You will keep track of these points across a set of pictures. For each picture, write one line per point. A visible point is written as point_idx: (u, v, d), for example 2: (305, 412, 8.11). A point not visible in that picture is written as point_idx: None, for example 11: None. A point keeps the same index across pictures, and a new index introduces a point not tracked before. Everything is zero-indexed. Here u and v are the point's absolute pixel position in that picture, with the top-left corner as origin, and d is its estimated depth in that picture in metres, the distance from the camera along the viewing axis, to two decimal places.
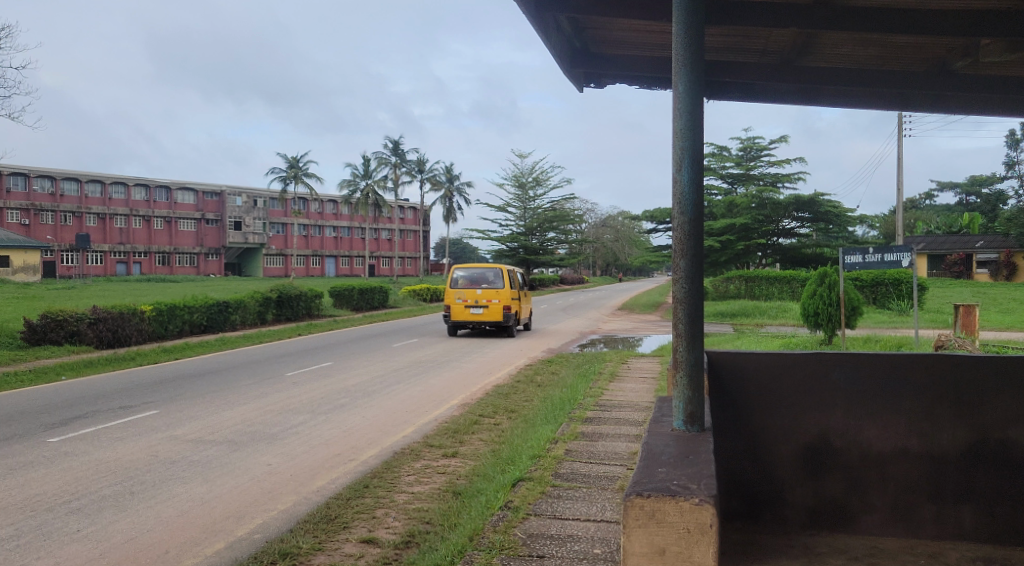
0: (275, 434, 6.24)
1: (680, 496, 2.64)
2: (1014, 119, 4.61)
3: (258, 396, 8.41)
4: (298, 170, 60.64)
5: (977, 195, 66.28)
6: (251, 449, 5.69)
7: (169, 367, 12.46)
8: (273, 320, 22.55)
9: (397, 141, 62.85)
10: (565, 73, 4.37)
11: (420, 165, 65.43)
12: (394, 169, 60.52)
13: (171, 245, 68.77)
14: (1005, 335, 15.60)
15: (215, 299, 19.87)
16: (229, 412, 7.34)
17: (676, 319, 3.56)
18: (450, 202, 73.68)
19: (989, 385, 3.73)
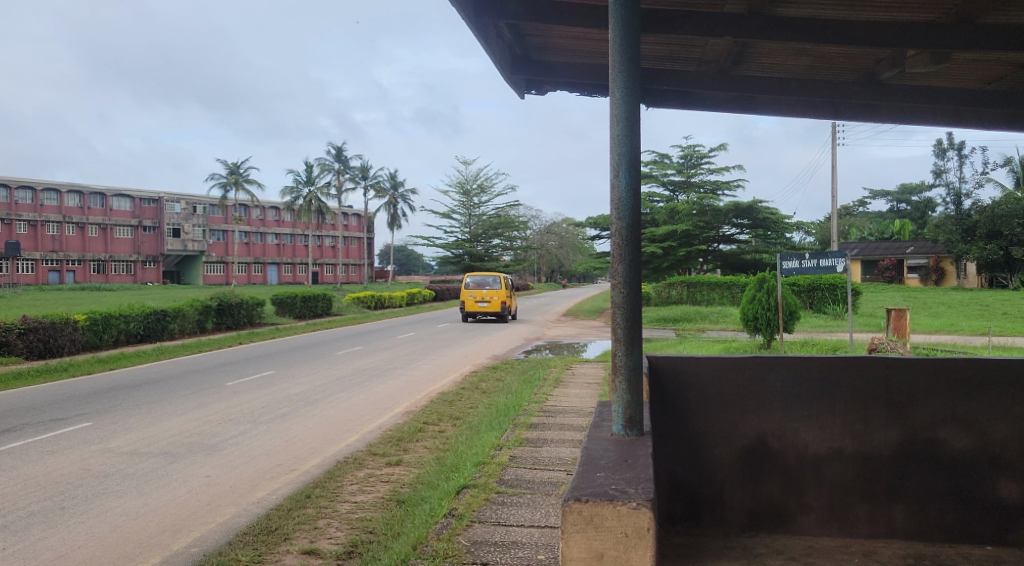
0: (215, 445, 6.10)
1: (618, 501, 2.66)
2: (939, 128, 4.70)
3: (199, 406, 8.23)
4: (238, 176, 59.53)
5: (906, 203, 68.27)
6: (189, 461, 5.56)
7: (103, 378, 12.10)
8: (213, 328, 22.07)
9: (338, 147, 61.65)
10: (505, 81, 4.32)
11: (365, 171, 64.86)
12: (337, 177, 59.72)
13: (107, 253, 66.58)
14: (933, 338, 16.20)
15: (153, 308, 19.39)
16: (167, 423, 7.18)
17: (614, 323, 3.58)
18: (394, 209, 73.34)
19: (919, 386, 3.83)
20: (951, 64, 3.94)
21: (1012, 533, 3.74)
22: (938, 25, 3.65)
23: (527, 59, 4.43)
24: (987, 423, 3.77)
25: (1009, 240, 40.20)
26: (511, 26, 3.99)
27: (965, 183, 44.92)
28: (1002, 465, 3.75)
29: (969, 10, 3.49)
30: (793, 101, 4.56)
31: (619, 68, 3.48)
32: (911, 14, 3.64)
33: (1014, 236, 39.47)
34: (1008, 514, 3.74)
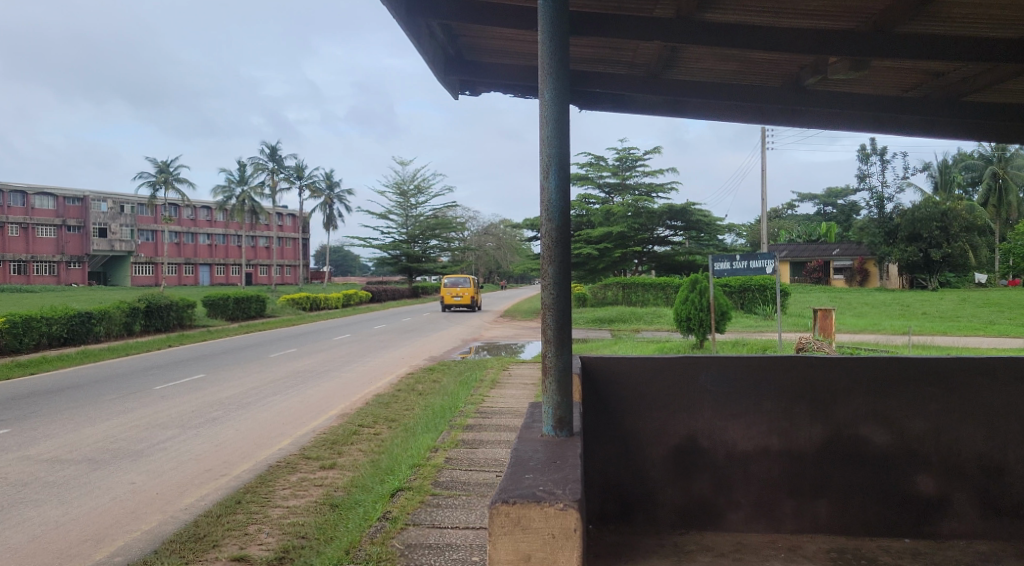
0: (141, 450, 5.95)
1: (545, 503, 2.64)
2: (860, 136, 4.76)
3: (125, 411, 7.98)
4: (168, 176, 57.59)
5: (832, 206, 69.69)
6: (113, 467, 5.42)
7: (19, 383, 11.63)
8: (141, 331, 21.43)
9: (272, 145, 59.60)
10: (438, 82, 4.24)
11: (299, 171, 63.38)
12: (272, 175, 58.58)
13: (28, 253, 62.59)
14: (858, 337, 16.71)
15: (77, 309, 18.74)
16: (91, 428, 6.97)
17: (544, 324, 3.56)
18: (330, 210, 72.65)
19: (842, 385, 3.91)
20: (871, 71, 3.99)
21: (929, 526, 3.84)
22: (856, 33, 3.71)
23: (460, 59, 4.36)
24: (906, 419, 3.86)
25: (928, 243, 41.04)
26: (445, 27, 3.94)
27: (887, 187, 46.35)
28: (919, 460, 3.85)
29: (884, 19, 3.57)
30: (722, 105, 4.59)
31: (549, 69, 3.47)
32: (831, 22, 3.71)
33: (933, 238, 40.76)
34: (925, 507, 3.84)
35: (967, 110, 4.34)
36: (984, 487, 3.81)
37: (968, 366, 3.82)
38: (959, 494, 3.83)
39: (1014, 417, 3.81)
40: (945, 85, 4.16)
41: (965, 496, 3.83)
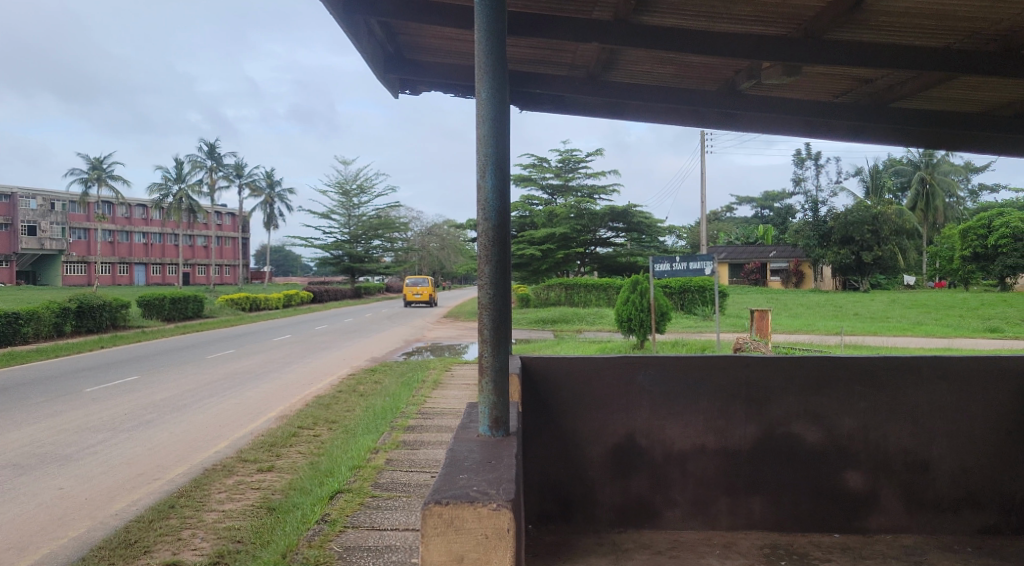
0: (70, 455, 5.78)
1: (479, 502, 2.40)
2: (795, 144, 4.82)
3: (54, 415, 7.73)
4: (101, 172, 54.86)
5: (768, 210, 70.58)
6: (39, 473, 5.25)
7: None
8: (71, 332, 20.70)
9: (212, 144, 57.41)
10: (378, 79, 4.17)
11: (239, 169, 61.70)
12: (210, 173, 57.01)
13: None
14: (795, 337, 17.13)
15: (3, 310, 18.12)
16: (16, 432, 6.75)
17: (481, 323, 3.53)
18: (270, 208, 71.65)
19: (776, 384, 3.98)
20: (803, 77, 4.03)
21: (858, 521, 3.92)
22: (788, 39, 3.75)
23: (399, 59, 4.29)
24: (836, 417, 3.94)
25: (861, 246, 41.17)
26: (384, 25, 3.89)
27: (822, 191, 47.36)
28: (849, 457, 3.93)
29: (816, 25, 3.59)
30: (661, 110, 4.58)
31: (486, 66, 3.44)
32: (765, 27, 3.73)
33: (865, 241, 40.71)
34: (853, 502, 3.93)
35: (899, 117, 4.23)
36: (910, 483, 3.90)
37: (895, 365, 3.91)
38: (886, 489, 3.92)
39: (940, 414, 3.89)
40: (874, 92, 4.10)
41: (891, 491, 3.91)
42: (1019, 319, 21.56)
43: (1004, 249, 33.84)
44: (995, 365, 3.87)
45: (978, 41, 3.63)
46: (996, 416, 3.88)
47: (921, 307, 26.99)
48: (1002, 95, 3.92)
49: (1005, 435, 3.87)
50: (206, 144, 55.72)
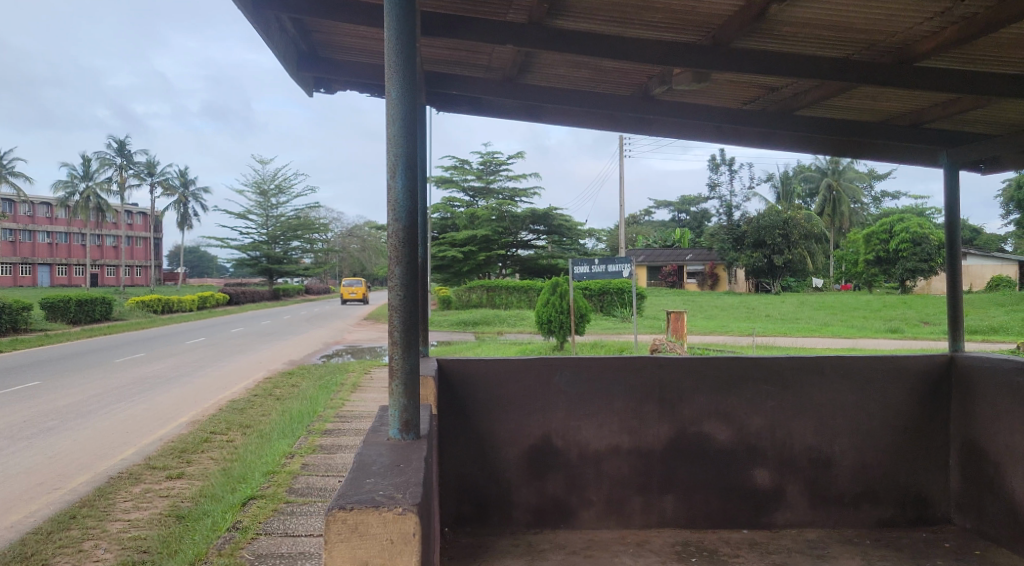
0: None
1: (384, 505, 2.11)
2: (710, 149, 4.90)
3: None
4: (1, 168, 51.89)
5: (685, 214, 67.18)
6: None
7: None
8: None
9: (124, 140, 55.89)
10: (291, 77, 4.07)
11: (150, 167, 59.16)
12: (120, 171, 54.97)
13: None
14: (710, 338, 17.58)
15: None
16: None
17: (391, 325, 3.44)
18: (184, 207, 69.67)
19: (688, 385, 4.07)
20: (713, 84, 4.11)
21: (765, 517, 4.03)
22: (697, 46, 3.82)
23: (313, 57, 4.20)
24: (744, 416, 4.04)
25: (772, 249, 39.84)
26: (295, 21, 3.80)
27: (736, 197, 48.33)
28: (757, 455, 4.04)
29: (725, 32, 3.66)
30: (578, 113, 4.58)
31: (396, 66, 3.35)
32: (677, 35, 3.78)
33: (776, 245, 39.47)
34: (761, 499, 4.03)
35: (804, 125, 4.38)
36: (814, 479, 4.03)
37: (801, 365, 4.04)
38: (792, 485, 4.04)
39: (843, 413, 4.05)
40: (781, 99, 4.21)
41: (797, 488, 4.03)
42: (918, 320, 22.54)
43: (904, 253, 35.26)
44: (893, 366, 4.05)
45: (876, 53, 3.76)
46: (894, 413, 4.06)
47: (828, 309, 27.86)
48: (900, 107, 4.08)
49: (903, 432, 4.06)
50: (116, 141, 54.03)
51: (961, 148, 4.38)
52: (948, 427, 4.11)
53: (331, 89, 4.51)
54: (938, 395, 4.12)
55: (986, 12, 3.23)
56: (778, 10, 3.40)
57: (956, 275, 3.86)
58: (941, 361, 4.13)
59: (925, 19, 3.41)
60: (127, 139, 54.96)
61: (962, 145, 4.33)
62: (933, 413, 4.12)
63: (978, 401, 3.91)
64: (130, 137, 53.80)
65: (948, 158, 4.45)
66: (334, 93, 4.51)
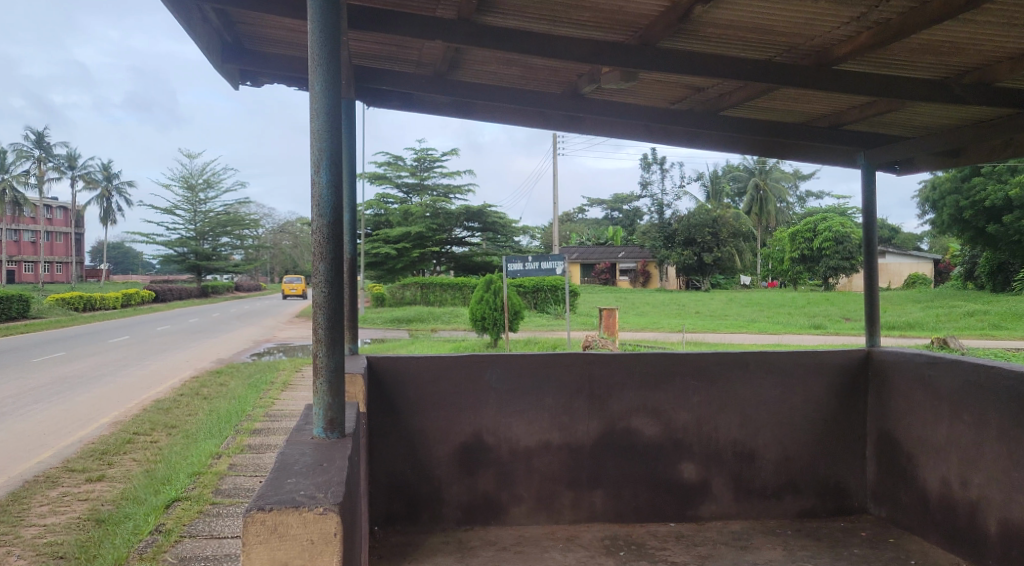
0: None
1: (304, 505, 1.94)
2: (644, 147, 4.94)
3: None
4: None
5: (618, 212, 66.81)
6: None
7: None
8: None
9: (41, 131, 53.71)
10: (214, 68, 3.98)
11: (72, 160, 56.84)
12: (37, 163, 52.71)
13: None
14: (641, 334, 17.87)
15: None
16: None
17: (315, 322, 3.17)
18: (109, 202, 67.35)
19: (618, 381, 4.12)
20: (641, 83, 4.16)
21: (691, 510, 4.11)
22: (625, 45, 3.85)
23: (239, 48, 4.11)
24: (671, 411, 4.12)
25: (702, 247, 40.33)
26: (218, 12, 3.70)
27: (667, 195, 49.03)
28: (684, 449, 4.12)
29: (651, 32, 3.70)
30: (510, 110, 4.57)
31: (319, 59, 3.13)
32: (604, 34, 3.81)
33: (705, 243, 39.99)
34: (688, 492, 4.11)
35: (730, 124, 4.49)
36: (738, 472, 4.13)
37: (727, 360, 4.13)
38: (717, 478, 4.13)
39: (766, 407, 4.17)
40: (707, 99, 4.29)
41: (722, 481, 4.13)
42: (838, 316, 23.34)
43: (827, 252, 36.46)
44: (813, 360, 4.21)
45: (797, 56, 3.85)
46: (815, 407, 4.22)
47: (755, 306, 28.51)
48: (821, 108, 4.22)
49: (823, 425, 4.22)
50: (32, 132, 51.72)
51: (878, 147, 4.64)
52: (865, 420, 4.31)
53: (258, 81, 4.42)
54: (855, 388, 4.31)
55: (899, 17, 3.33)
56: (701, 11, 3.45)
57: (872, 272, 3.98)
58: (858, 356, 4.32)
59: (841, 24, 3.50)
60: (44, 129, 52.73)
61: (879, 146, 4.61)
62: (851, 406, 4.29)
63: (894, 394, 4.10)
64: (47, 129, 51.59)
65: (866, 157, 4.70)
66: (261, 85, 4.42)
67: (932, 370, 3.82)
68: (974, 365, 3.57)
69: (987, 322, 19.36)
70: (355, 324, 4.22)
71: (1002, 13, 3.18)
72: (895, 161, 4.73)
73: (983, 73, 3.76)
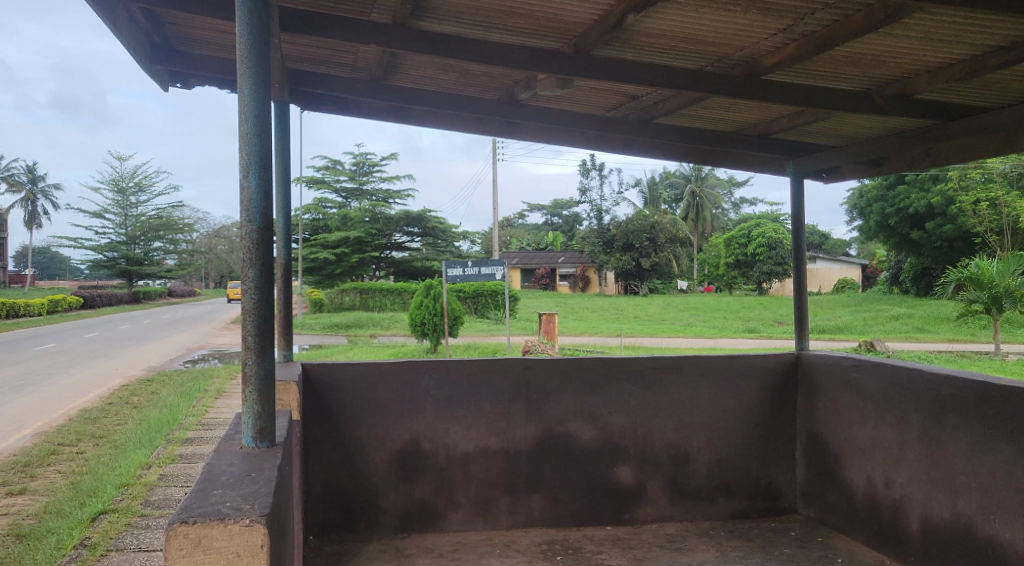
0: None
1: (230, 517, 1.79)
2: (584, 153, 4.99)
3: None
4: None
5: (558, 217, 67.24)
6: None
7: None
8: None
9: None
10: (142, 70, 3.90)
11: None
12: None
13: None
14: (580, 339, 18.04)
15: None
16: None
17: (244, 329, 2.79)
18: (32, 205, 64.72)
19: (557, 387, 4.16)
20: (576, 90, 4.20)
21: (627, 514, 4.16)
22: (560, 53, 3.87)
23: (168, 49, 4.03)
24: (608, 415, 4.17)
25: (639, 253, 40.55)
26: (145, 13, 3.61)
27: (605, 201, 49.39)
28: (620, 453, 4.17)
29: (585, 40, 3.72)
30: (448, 115, 4.57)
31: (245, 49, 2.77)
32: (538, 40, 3.83)
33: (643, 248, 40.33)
34: (623, 496, 4.16)
35: (664, 132, 4.58)
36: (672, 474, 4.21)
37: (661, 365, 4.23)
38: (652, 482, 4.19)
39: (699, 411, 4.26)
40: (641, 107, 4.37)
41: (657, 484, 4.20)
42: (772, 320, 23.93)
43: (761, 257, 37.12)
44: (743, 364, 4.34)
45: (726, 65, 3.94)
46: (745, 410, 4.34)
47: (691, 310, 28.94)
48: (750, 117, 4.36)
49: (755, 427, 4.34)
50: None
51: (808, 157, 4.83)
52: (795, 422, 4.43)
53: (188, 83, 4.36)
54: (785, 391, 4.44)
55: (823, 30, 3.42)
56: (634, 20, 3.48)
57: (801, 277, 4.09)
58: (788, 360, 4.45)
59: (769, 35, 3.57)
60: None
61: (808, 156, 4.83)
62: (781, 409, 4.42)
63: (822, 397, 4.22)
64: None
65: (795, 166, 4.90)
66: (191, 87, 4.36)
67: (857, 373, 3.95)
68: (896, 368, 3.70)
69: (911, 325, 20.03)
70: (288, 330, 4.18)
71: (921, 28, 3.28)
72: (822, 169, 4.98)
73: (903, 86, 3.89)
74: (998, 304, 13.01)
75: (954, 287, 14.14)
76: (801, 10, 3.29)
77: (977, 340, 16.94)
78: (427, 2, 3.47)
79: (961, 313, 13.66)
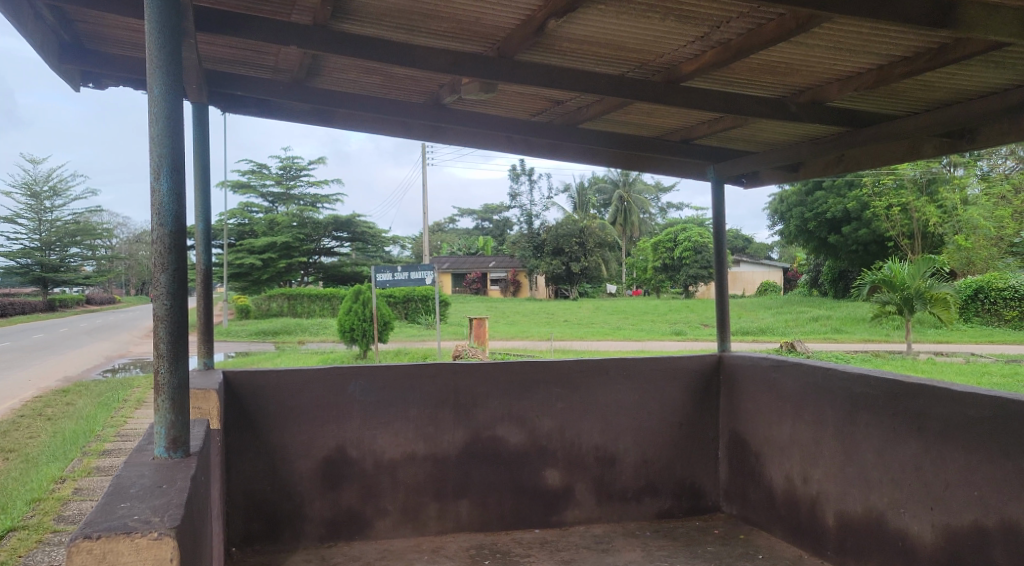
0: None
1: (138, 530, 1.67)
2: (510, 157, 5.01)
3: None
4: None
5: (489, 222, 67.30)
6: None
7: None
8: None
9: None
10: (51, 67, 3.78)
11: None
12: None
13: None
14: (510, 343, 18.11)
15: None
16: None
17: (155, 337, 2.58)
18: None
19: (484, 391, 4.18)
20: (501, 94, 4.20)
21: (555, 516, 4.20)
22: (483, 57, 3.87)
23: (79, 48, 3.93)
24: (535, 419, 4.21)
25: (570, 256, 40.88)
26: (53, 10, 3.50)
27: (535, 206, 49.55)
28: (548, 456, 4.22)
29: (509, 44, 3.72)
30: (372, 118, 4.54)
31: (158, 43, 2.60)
32: (461, 44, 3.81)
33: (573, 253, 40.71)
34: (550, 499, 4.20)
35: (587, 137, 4.65)
36: (599, 476, 4.27)
37: (587, 368, 4.28)
38: (579, 484, 4.24)
39: (625, 413, 4.34)
40: (566, 112, 4.43)
41: (584, 485, 4.25)
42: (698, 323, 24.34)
43: (687, 261, 37.88)
44: (668, 365, 4.42)
45: (647, 72, 4.01)
46: (669, 411, 4.42)
47: (621, 313, 29.25)
48: (673, 123, 4.47)
49: (678, 429, 4.43)
50: None
51: (728, 163, 5.00)
52: (717, 422, 4.53)
53: (100, 84, 4.23)
54: (709, 392, 4.54)
55: (738, 39, 3.49)
56: (556, 25, 3.49)
57: (723, 281, 4.18)
58: (711, 361, 4.55)
59: (689, 42, 3.64)
60: None
61: (728, 161, 5.01)
62: (704, 410, 4.51)
63: (743, 398, 4.33)
64: None
65: (716, 171, 5.08)
66: (104, 87, 4.23)
67: (776, 373, 4.04)
68: (813, 368, 3.79)
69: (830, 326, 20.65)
70: (208, 337, 4.09)
71: (832, 38, 3.39)
72: (742, 175, 5.16)
73: (815, 94, 4.02)
74: (909, 304, 13.45)
75: (870, 288, 14.53)
76: (718, 19, 3.36)
77: (890, 339, 17.59)
78: (348, 3, 3.43)
79: (875, 314, 14.03)
